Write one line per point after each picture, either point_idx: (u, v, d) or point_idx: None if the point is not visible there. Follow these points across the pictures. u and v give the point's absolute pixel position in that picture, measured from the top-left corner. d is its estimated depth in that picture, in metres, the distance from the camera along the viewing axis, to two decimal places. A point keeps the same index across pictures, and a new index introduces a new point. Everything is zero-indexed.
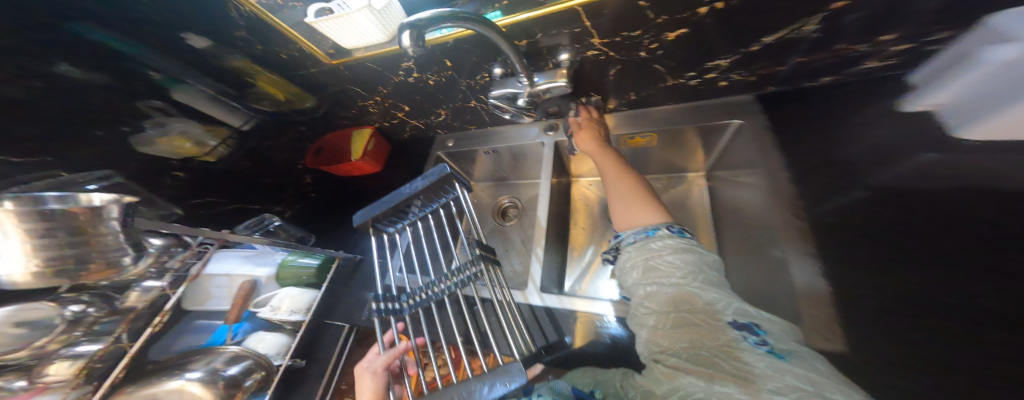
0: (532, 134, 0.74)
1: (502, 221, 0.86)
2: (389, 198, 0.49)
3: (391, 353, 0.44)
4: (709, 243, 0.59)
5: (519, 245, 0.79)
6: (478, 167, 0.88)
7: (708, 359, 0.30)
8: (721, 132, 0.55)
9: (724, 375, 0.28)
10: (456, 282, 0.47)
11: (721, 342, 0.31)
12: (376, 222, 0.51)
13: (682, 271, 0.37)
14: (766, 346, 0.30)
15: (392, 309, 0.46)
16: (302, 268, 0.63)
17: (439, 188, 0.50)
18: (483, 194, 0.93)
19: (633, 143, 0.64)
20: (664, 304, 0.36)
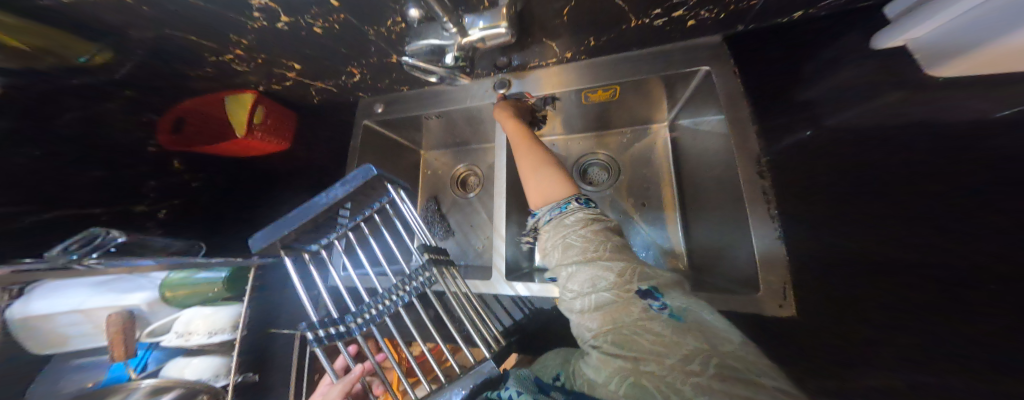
0: (484, 90, 0.63)
1: (462, 192, 0.79)
2: (296, 217, 0.39)
3: (345, 383, 0.39)
4: (672, 199, 0.60)
5: (481, 217, 0.74)
6: (425, 134, 0.78)
7: (631, 339, 0.29)
8: (690, 80, 0.51)
9: (651, 352, 0.27)
10: (410, 291, 0.41)
11: (633, 317, 0.31)
12: (290, 242, 0.41)
13: (596, 243, 0.37)
14: (668, 310, 0.31)
15: (336, 335, 0.39)
16: (205, 283, 0.52)
17: (367, 193, 0.42)
18: (439, 164, 0.84)
19: (596, 98, 0.57)
20: (585, 279, 0.35)
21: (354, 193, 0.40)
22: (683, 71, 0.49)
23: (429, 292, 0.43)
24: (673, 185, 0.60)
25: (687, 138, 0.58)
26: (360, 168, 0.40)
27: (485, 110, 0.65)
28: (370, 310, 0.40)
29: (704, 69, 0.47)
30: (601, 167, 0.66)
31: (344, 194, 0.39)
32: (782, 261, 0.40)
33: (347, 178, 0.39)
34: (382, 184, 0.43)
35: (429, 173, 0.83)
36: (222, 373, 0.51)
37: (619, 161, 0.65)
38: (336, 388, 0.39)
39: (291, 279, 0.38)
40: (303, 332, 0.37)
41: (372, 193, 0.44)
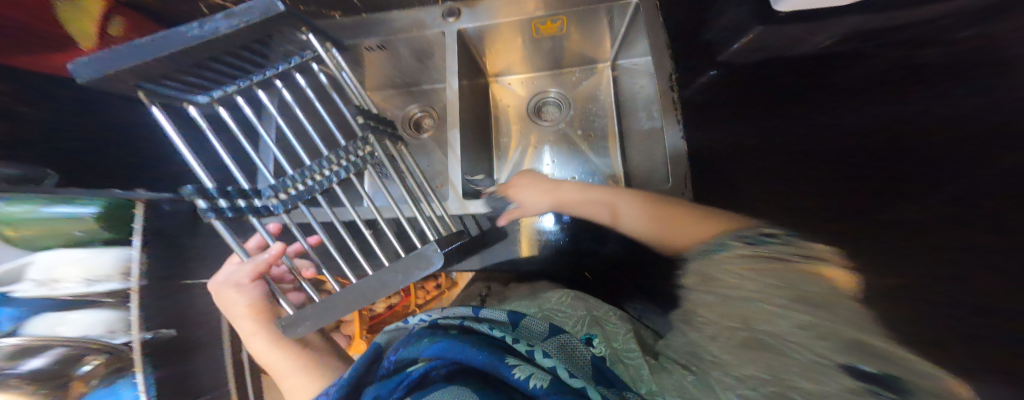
0: (431, 19, 0.60)
1: (416, 134, 0.78)
2: (153, 47, 0.35)
3: (256, 263, 0.40)
4: (613, 129, 0.69)
5: (437, 155, 0.75)
6: (368, 71, 0.73)
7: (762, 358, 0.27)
8: (625, 13, 0.57)
9: None
10: (347, 166, 0.43)
11: (833, 385, 0.17)
12: (152, 79, 0.38)
13: (757, 283, 0.24)
14: None
15: (254, 208, 0.41)
16: (63, 220, 0.42)
17: (263, 41, 0.40)
18: (388, 106, 0.80)
19: (546, 31, 0.61)
20: (721, 321, 0.24)
21: (246, 31, 0.37)
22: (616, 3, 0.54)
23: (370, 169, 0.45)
24: (615, 118, 0.69)
25: (625, 77, 0.68)
26: (260, 1, 0.37)
27: (434, 41, 0.63)
28: (299, 183, 0.42)
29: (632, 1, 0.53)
30: (554, 105, 0.74)
31: (229, 28, 0.36)
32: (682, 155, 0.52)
33: (230, 11, 0.36)
34: (291, 26, 0.41)
35: (378, 114, 0.79)
36: (121, 329, 0.45)
37: (570, 98, 0.73)
38: (246, 268, 0.40)
39: (162, 124, 0.39)
40: (195, 198, 0.37)
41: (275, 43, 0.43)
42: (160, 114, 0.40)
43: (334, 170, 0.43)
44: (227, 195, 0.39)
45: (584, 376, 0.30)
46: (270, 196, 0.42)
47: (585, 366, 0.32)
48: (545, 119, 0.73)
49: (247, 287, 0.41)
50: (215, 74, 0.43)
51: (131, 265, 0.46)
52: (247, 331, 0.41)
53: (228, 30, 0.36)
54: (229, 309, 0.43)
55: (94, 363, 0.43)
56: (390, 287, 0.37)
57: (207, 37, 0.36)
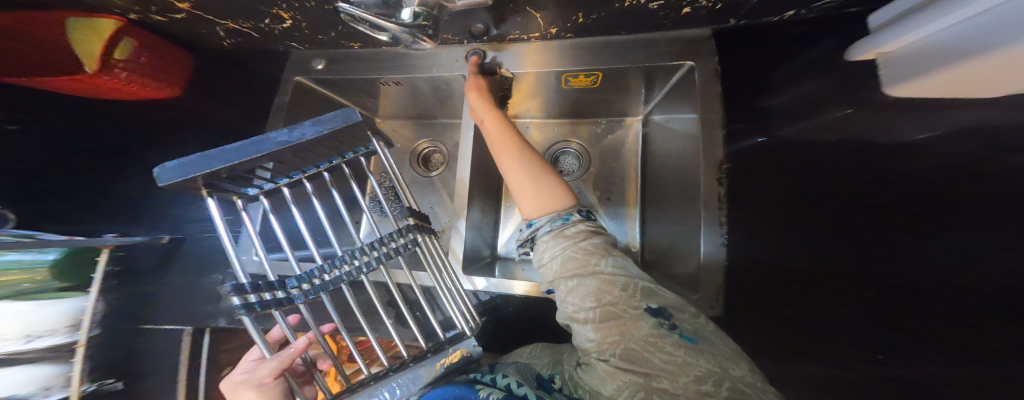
0: (453, 60, 0.56)
1: (423, 170, 0.72)
2: (236, 152, 0.32)
3: (282, 357, 0.36)
4: (634, 193, 0.62)
5: (441, 197, 0.69)
6: (382, 101, 0.69)
7: (638, 353, 0.31)
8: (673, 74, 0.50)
9: (662, 369, 0.30)
10: (377, 257, 0.40)
11: (643, 333, 0.32)
12: (214, 180, 0.34)
13: (594, 257, 0.37)
14: (678, 330, 0.32)
15: (281, 301, 0.35)
16: (15, 268, 0.36)
17: (335, 142, 0.40)
18: (398, 136, 0.75)
19: (577, 83, 0.55)
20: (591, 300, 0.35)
21: (328, 136, 0.36)
22: (669, 64, 0.48)
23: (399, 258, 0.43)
24: (638, 182, 0.62)
25: (659, 138, 0.59)
26: (344, 109, 0.38)
27: (454, 84, 0.58)
28: (325, 274, 0.37)
29: (688, 64, 0.47)
30: (573, 156, 0.66)
31: (315, 135, 0.35)
32: (720, 266, 0.43)
33: (317, 118, 0.36)
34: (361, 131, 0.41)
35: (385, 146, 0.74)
36: (58, 385, 0.38)
37: (590, 152, 0.65)
38: (269, 363, 0.35)
39: (216, 226, 0.36)
40: (229, 295, 0.32)
41: (345, 144, 0.42)
42: (213, 211, 0.36)
43: (365, 260, 0.40)
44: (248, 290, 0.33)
45: (529, 384, 0.33)
46: (296, 287, 0.36)
47: (531, 377, 0.36)
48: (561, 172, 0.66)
49: (268, 387, 0.35)
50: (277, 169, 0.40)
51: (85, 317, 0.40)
52: None
53: (314, 136, 0.35)
54: None
55: None
56: (431, 373, 0.38)
57: (295, 143, 0.34)
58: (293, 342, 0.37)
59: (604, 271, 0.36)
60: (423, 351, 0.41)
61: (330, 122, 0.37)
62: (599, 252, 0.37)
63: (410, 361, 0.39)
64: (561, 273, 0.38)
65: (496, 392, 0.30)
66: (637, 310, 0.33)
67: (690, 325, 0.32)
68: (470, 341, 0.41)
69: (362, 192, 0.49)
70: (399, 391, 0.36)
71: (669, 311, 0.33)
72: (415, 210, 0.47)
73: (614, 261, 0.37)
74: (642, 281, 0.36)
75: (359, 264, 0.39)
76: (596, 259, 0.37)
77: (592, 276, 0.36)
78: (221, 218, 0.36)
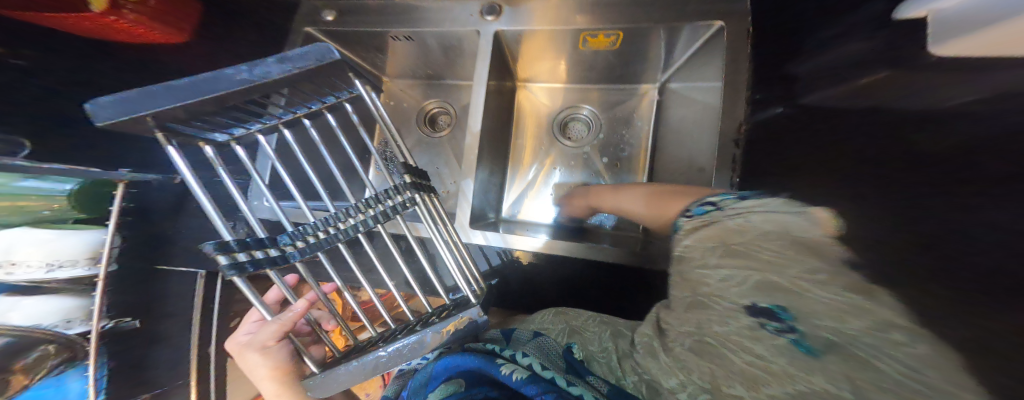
0: (468, 15, 0.53)
1: (432, 131, 0.71)
2: (186, 90, 0.28)
3: (283, 321, 0.38)
4: (644, 163, 0.61)
5: (450, 159, 0.68)
6: (392, 58, 0.66)
7: (709, 350, 0.21)
8: (700, 35, 0.47)
9: (732, 373, 0.19)
10: (374, 216, 0.42)
11: (730, 328, 0.20)
12: (172, 122, 0.30)
13: (698, 244, 0.25)
14: (794, 336, 0.18)
15: (276, 259, 0.35)
16: (34, 197, 0.37)
17: (308, 83, 0.37)
18: (406, 96, 0.73)
19: (595, 44, 0.53)
20: (684, 285, 0.25)
21: (298, 77, 0.33)
22: (699, 23, 0.45)
23: (397, 217, 0.45)
24: (649, 151, 0.61)
25: (677, 105, 0.58)
26: (315, 45, 0.34)
27: (466, 40, 0.56)
28: (319, 233, 0.38)
29: (718, 24, 0.44)
30: (583, 122, 0.65)
31: (282, 74, 0.32)
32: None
33: (282, 56, 0.32)
34: (340, 72, 0.39)
35: (393, 105, 0.73)
36: (79, 318, 0.40)
37: (602, 119, 0.64)
38: (272, 327, 0.38)
39: (185, 179, 0.31)
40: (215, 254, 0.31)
41: (318, 87, 0.39)
42: (177, 159, 0.32)
43: (362, 219, 0.41)
44: (245, 247, 0.33)
45: (557, 367, 0.32)
46: (290, 243, 0.37)
47: (556, 356, 0.35)
48: (570, 138, 0.65)
49: (272, 349, 0.38)
50: (246, 112, 0.37)
51: (104, 249, 0.41)
52: (275, 392, 0.38)
53: (281, 75, 0.32)
54: (251, 370, 0.39)
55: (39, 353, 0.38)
56: (424, 343, 0.39)
57: (261, 82, 0.31)
58: (292, 307, 0.38)
59: (698, 257, 0.25)
60: (428, 315, 0.45)
61: (303, 60, 0.33)
62: (712, 246, 0.24)
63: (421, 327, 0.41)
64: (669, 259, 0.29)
65: (519, 370, 0.31)
66: (732, 309, 0.21)
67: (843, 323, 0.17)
68: (475, 310, 0.41)
69: (369, 141, 0.49)
70: (403, 353, 0.38)
71: (787, 309, 0.19)
72: (410, 167, 0.47)
73: (719, 249, 0.23)
74: (756, 275, 0.20)
75: (353, 223, 0.40)
76: (692, 247, 0.25)
77: (682, 265, 0.26)
78: (185, 165, 0.32)
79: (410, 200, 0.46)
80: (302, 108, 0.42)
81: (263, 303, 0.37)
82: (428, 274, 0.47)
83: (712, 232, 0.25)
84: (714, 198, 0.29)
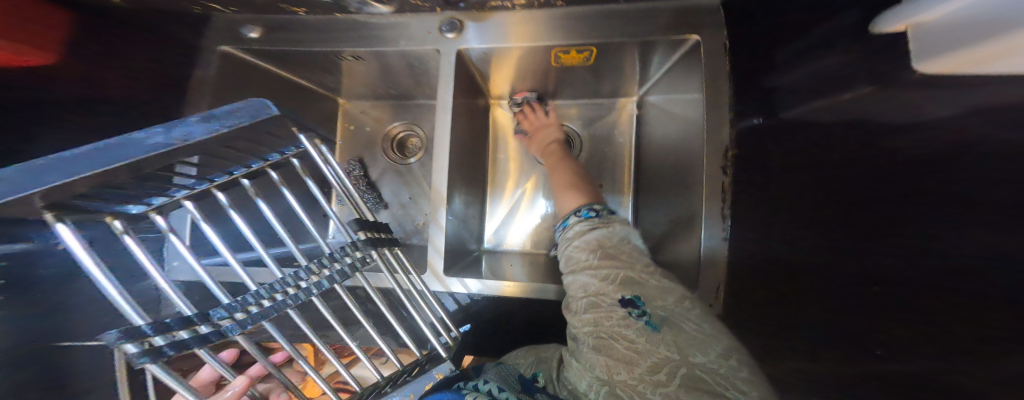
0: (425, 32, 0.49)
1: (398, 156, 0.66)
2: (77, 160, 0.20)
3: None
4: (628, 183, 0.60)
5: (419, 186, 0.63)
6: (347, 80, 0.61)
7: (605, 342, 0.31)
8: (675, 51, 0.46)
9: (617, 361, 0.30)
10: (331, 276, 0.36)
11: (615, 321, 0.31)
12: (65, 199, 0.22)
13: (593, 250, 0.36)
14: (645, 318, 0.31)
15: (207, 336, 0.28)
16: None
17: (242, 141, 0.31)
18: (367, 119, 0.68)
19: (568, 60, 0.49)
20: (579, 286, 0.35)
21: (230, 135, 0.27)
22: (674, 39, 0.44)
23: (358, 274, 0.40)
24: (631, 169, 0.59)
25: (655, 121, 0.56)
26: (248, 101, 0.28)
27: (422, 59, 0.52)
28: (265, 299, 0.32)
29: (694, 39, 0.43)
30: (562, 142, 0.62)
31: (209, 135, 0.25)
32: (722, 259, 0.42)
33: (207, 114, 0.26)
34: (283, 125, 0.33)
35: (353, 129, 0.67)
36: None
37: (581, 139, 0.61)
38: None
39: (82, 265, 0.23)
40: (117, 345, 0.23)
41: (258, 145, 0.34)
42: (69, 241, 0.23)
43: (314, 280, 0.35)
44: (167, 330, 0.26)
45: (511, 388, 0.33)
46: (226, 317, 0.30)
47: (513, 376, 0.37)
48: None
49: None
50: (154, 183, 0.29)
51: None
52: None
53: (207, 136, 0.25)
54: None
55: None
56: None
57: (184, 144, 0.24)
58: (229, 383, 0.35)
59: (593, 262, 0.35)
60: (398, 372, 0.39)
61: (235, 113, 0.28)
62: (597, 250, 0.36)
63: (388, 388, 0.36)
64: (569, 261, 0.38)
65: (482, 395, 0.30)
66: (611, 303, 0.32)
67: (665, 309, 0.32)
68: (447, 363, 0.41)
69: (322, 191, 0.43)
70: None
71: (640, 298, 0.32)
72: (364, 222, 0.41)
73: (613, 251, 0.35)
74: (620, 273, 0.33)
75: (304, 287, 0.35)
76: (582, 250, 0.37)
77: (582, 269, 0.35)
78: (82, 248, 0.23)
79: (371, 255, 0.41)
80: (233, 170, 0.36)
81: (188, 388, 0.29)
82: (399, 331, 0.41)
83: (598, 238, 0.37)
84: (596, 208, 0.41)
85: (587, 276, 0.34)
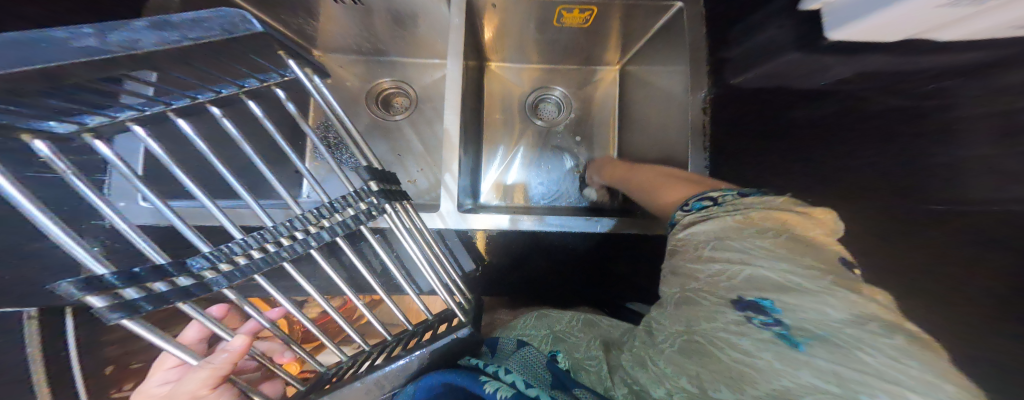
0: None
1: (385, 113, 0.63)
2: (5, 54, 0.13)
3: (216, 364, 0.27)
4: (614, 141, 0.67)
5: (411, 144, 0.61)
6: (328, 27, 0.56)
7: (698, 344, 0.23)
8: (661, 16, 0.53)
9: (714, 372, 0.21)
10: (336, 226, 0.31)
11: (720, 323, 0.22)
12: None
13: (741, 252, 0.24)
14: (778, 328, 0.20)
15: (189, 289, 0.22)
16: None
17: (215, 61, 0.25)
18: (347, 75, 0.63)
19: (569, 19, 0.54)
20: (673, 282, 0.29)
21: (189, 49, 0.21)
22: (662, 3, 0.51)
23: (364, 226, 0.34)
24: (615, 129, 0.67)
25: (634, 87, 0.63)
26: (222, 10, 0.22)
27: (426, 6, 0.51)
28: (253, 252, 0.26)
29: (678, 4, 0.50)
30: (553, 104, 0.67)
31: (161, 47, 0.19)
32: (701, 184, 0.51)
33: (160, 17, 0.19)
34: (266, 45, 0.28)
35: (332, 84, 0.62)
36: None
37: (571, 100, 0.67)
38: (199, 372, 0.26)
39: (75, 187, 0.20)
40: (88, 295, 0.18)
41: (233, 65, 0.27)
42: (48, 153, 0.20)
43: (313, 231, 0.29)
44: (135, 281, 0.20)
45: (543, 383, 0.29)
46: (208, 268, 0.23)
47: (539, 367, 0.32)
48: (542, 117, 0.66)
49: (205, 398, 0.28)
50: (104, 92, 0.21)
51: None
52: None
53: (158, 49, 0.19)
54: None
55: None
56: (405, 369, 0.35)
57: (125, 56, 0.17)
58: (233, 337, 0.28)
59: (702, 257, 0.27)
60: (409, 333, 0.39)
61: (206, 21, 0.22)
62: (704, 245, 0.27)
63: (400, 353, 0.36)
64: (677, 263, 0.29)
65: (503, 386, 0.27)
66: (720, 304, 0.23)
67: (842, 318, 0.19)
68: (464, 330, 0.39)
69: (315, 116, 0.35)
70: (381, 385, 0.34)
71: (776, 303, 0.21)
72: (375, 171, 0.36)
73: (717, 244, 0.26)
74: (766, 276, 0.22)
75: (302, 237, 0.28)
76: (692, 244, 0.28)
77: (678, 265, 0.29)
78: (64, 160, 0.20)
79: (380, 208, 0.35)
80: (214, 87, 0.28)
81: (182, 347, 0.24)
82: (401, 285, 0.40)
83: (714, 227, 0.28)
84: (713, 194, 0.31)
85: (678, 263, 0.29)
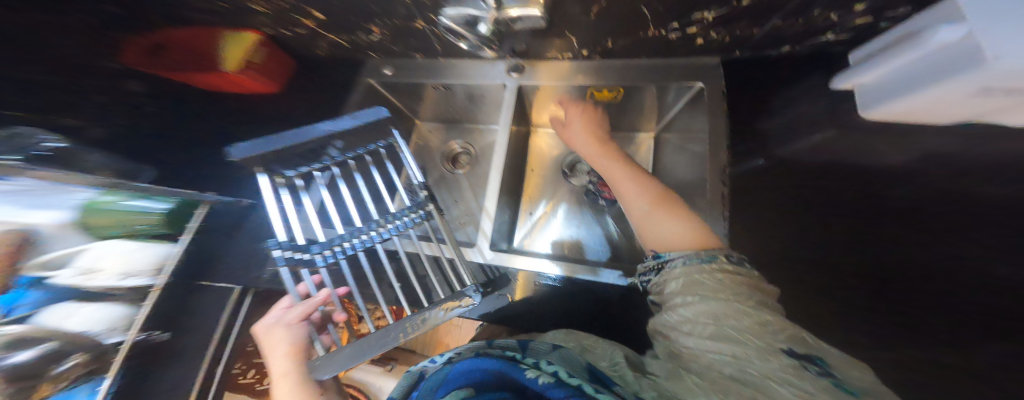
0: (496, 72, 0.64)
1: (451, 168, 0.79)
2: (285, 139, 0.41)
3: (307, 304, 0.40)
4: None
5: (467, 192, 0.75)
6: (423, 105, 0.76)
7: (745, 377, 0.27)
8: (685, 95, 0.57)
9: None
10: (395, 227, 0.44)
11: (776, 366, 0.27)
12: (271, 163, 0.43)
13: (757, 306, 0.32)
14: (838, 380, 0.26)
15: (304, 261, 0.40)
16: (135, 213, 0.44)
17: (358, 138, 0.48)
18: (432, 137, 0.83)
19: (601, 97, 0.62)
20: (704, 313, 0.33)
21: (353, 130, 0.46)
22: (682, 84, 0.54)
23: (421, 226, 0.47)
24: None
25: (671, 151, 0.66)
26: (370, 110, 0.49)
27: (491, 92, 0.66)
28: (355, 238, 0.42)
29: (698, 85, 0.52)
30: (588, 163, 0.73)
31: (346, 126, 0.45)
32: None
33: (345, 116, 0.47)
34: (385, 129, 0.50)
35: (421, 145, 0.82)
36: (119, 328, 0.44)
37: None
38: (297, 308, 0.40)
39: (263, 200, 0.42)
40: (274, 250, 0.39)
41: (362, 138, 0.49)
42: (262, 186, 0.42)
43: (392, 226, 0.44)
44: (290, 247, 0.39)
45: (582, 376, 0.32)
46: (319, 252, 0.40)
47: (578, 363, 0.36)
48: (575, 176, 0.73)
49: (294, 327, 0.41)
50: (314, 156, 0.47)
51: (166, 264, 0.48)
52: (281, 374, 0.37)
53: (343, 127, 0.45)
54: (269, 350, 0.40)
55: (73, 362, 0.40)
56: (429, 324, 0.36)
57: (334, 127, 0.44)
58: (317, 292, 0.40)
59: (735, 303, 0.32)
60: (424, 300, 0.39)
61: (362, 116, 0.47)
62: (740, 292, 0.33)
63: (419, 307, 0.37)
64: (691, 288, 0.36)
65: (545, 375, 0.31)
66: (767, 349, 0.29)
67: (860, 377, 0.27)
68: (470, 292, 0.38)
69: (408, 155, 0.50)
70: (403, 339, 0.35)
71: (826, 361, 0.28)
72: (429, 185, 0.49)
73: (743, 298, 0.33)
74: (777, 326, 0.31)
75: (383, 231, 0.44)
76: (718, 286, 0.34)
77: (714, 298, 0.33)
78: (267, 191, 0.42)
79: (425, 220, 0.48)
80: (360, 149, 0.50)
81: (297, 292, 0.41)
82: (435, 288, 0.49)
83: (737, 280, 0.35)
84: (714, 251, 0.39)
85: (714, 290, 0.34)
